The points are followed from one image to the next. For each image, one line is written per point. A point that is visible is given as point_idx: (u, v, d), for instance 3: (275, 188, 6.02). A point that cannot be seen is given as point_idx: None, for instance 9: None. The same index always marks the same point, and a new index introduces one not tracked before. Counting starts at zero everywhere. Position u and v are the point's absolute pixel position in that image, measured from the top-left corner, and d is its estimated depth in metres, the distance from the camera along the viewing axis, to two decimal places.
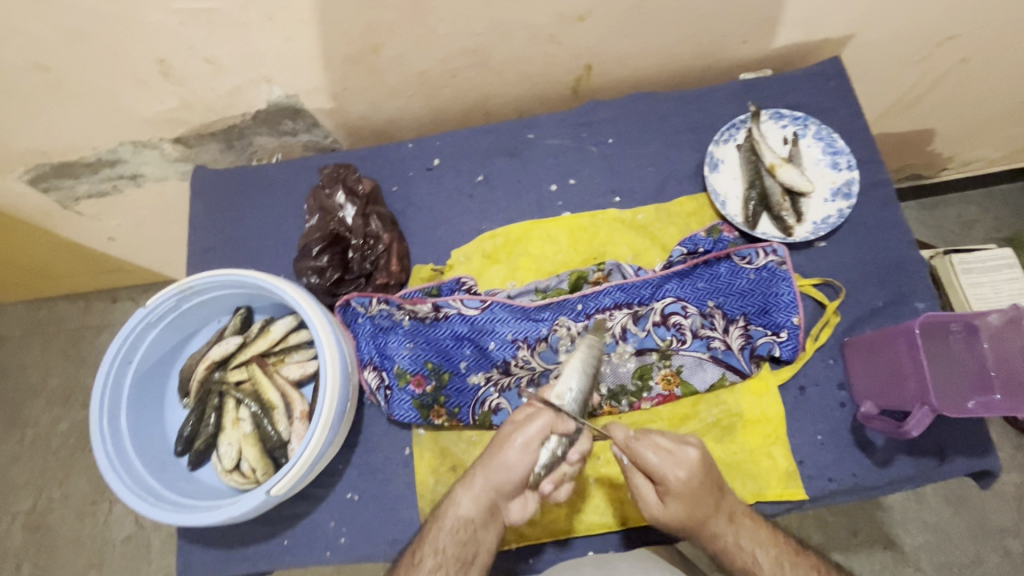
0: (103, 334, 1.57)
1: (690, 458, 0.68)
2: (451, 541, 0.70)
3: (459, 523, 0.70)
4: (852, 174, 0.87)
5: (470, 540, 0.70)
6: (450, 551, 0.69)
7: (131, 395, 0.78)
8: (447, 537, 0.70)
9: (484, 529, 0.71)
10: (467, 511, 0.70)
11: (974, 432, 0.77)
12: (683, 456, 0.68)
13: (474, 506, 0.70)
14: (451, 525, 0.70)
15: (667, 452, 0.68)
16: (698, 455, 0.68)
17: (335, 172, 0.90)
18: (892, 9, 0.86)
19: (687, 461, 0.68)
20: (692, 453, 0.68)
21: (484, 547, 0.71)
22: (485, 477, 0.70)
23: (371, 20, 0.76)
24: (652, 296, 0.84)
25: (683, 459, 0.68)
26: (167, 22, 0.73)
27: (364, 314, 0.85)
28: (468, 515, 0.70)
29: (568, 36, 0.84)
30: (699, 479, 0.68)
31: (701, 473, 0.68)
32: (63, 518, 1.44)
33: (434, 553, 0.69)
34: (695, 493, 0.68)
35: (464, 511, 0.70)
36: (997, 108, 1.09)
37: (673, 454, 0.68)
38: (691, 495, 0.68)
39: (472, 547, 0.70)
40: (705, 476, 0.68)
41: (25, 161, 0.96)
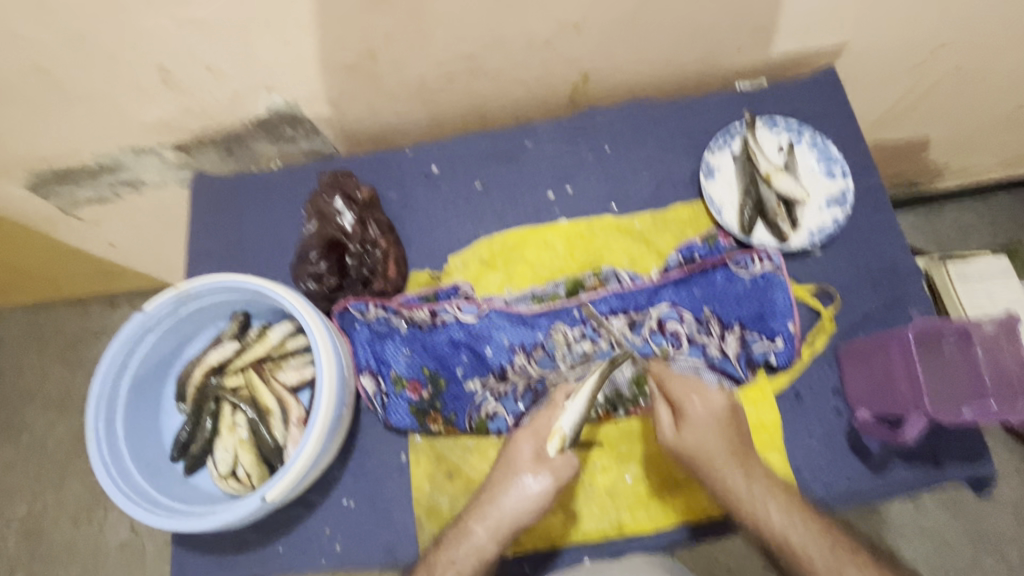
0: (101, 339, 1.57)
1: (713, 399, 0.74)
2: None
3: (477, 560, 0.70)
4: (846, 181, 0.88)
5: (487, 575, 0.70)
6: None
7: (128, 400, 0.78)
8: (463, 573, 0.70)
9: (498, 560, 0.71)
10: (482, 542, 0.71)
11: (968, 437, 0.77)
12: (699, 395, 0.74)
13: (492, 542, 0.71)
14: (469, 565, 0.70)
15: (697, 394, 0.74)
16: (724, 400, 0.74)
17: (334, 179, 0.91)
18: (885, 19, 0.87)
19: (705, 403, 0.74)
20: (712, 399, 0.74)
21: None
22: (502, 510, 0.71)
23: (369, 28, 0.77)
24: (648, 302, 0.85)
25: (703, 402, 0.74)
26: (167, 29, 0.74)
27: (362, 321, 0.85)
28: (485, 552, 0.70)
29: (565, 44, 0.85)
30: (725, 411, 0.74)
31: (726, 413, 0.74)
32: (58, 524, 1.43)
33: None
34: (717, 426, 0.73)
35: (488, 553, 0.71)
36: (991, 116, 1.10)
37: (703, 393, 0.74)
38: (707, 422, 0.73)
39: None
40: (724, 422, 0.73)
41: (25, 166, 0.97)
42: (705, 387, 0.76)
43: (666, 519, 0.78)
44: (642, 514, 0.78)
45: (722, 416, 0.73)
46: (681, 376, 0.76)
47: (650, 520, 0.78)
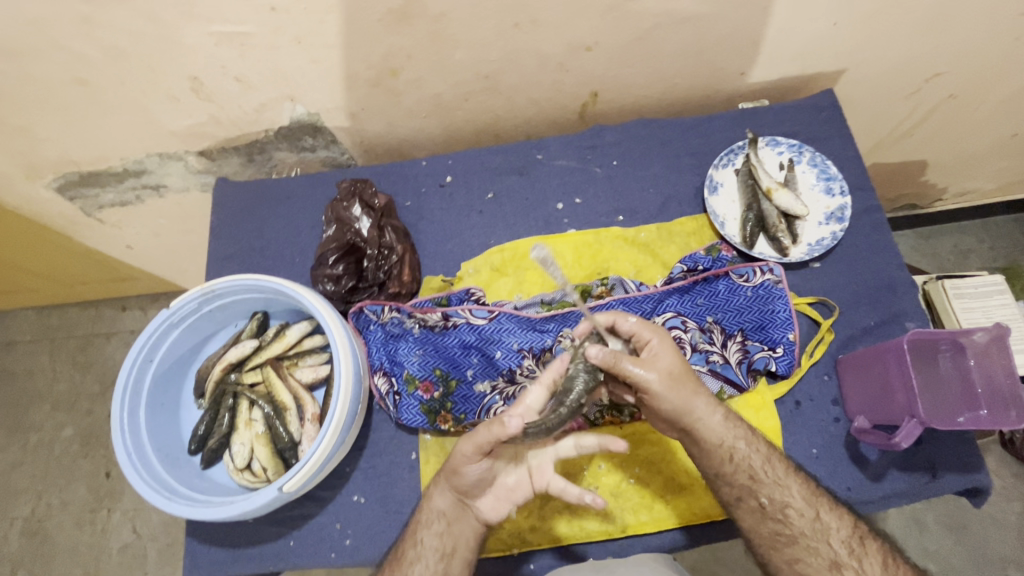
0: (111, 341, 1.60)
1: (665, 344, 0.71)
2: (429, 535, 0.72)
3: (436, 517, 0.73)
4: (845, 199, 0.91)
5: (447, 534, 0.72)
6: (429, 544, 0.71)
7: (150, 394, 0.81)
8: (424, 531, 0.72)
9: (457, 523, 0.73)
10: (438, 505, 0.73)
11: (964, 448, 0.79)
12: (661, 347, 0.70)
13: (437, 495, 0.74)
14: (428, 516, 0.73)
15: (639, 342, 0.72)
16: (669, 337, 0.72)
17: (352, 187, 0.94)
18: (881, 47, 0.91)
19: (663, 347, 0.71)
20: (665, 340, 0.71)
21: (462, 541, 0.72)
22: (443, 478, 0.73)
23: (392, 46, 0.81)
24: (653, 311, 0.88)
25: (658, 346, 0.71)
26: (203, 43, 0.78)
27: (376, 321, 0.89)
28: (440, 508, 0.73)
29: (576, 64, 0.89)
30: (680, 363, 0.70)
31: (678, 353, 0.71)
32: (61, 525, 1.44)
33: (415, 545, 0.72)
34: (684, 376, 0.70)
35: (436, 505, 0.73)
36: (985, 141, 1.14)
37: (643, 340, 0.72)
38: (672, 388, 0.69)
39: (451, 539, 0.72)
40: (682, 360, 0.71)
41: (55, 169, 1.01)
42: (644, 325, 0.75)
43: (671, 521, 0.79)
44: (647, 516, 0.80)
45: (676, 378, 0.69)
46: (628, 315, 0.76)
47: (654, 522, 0.80)
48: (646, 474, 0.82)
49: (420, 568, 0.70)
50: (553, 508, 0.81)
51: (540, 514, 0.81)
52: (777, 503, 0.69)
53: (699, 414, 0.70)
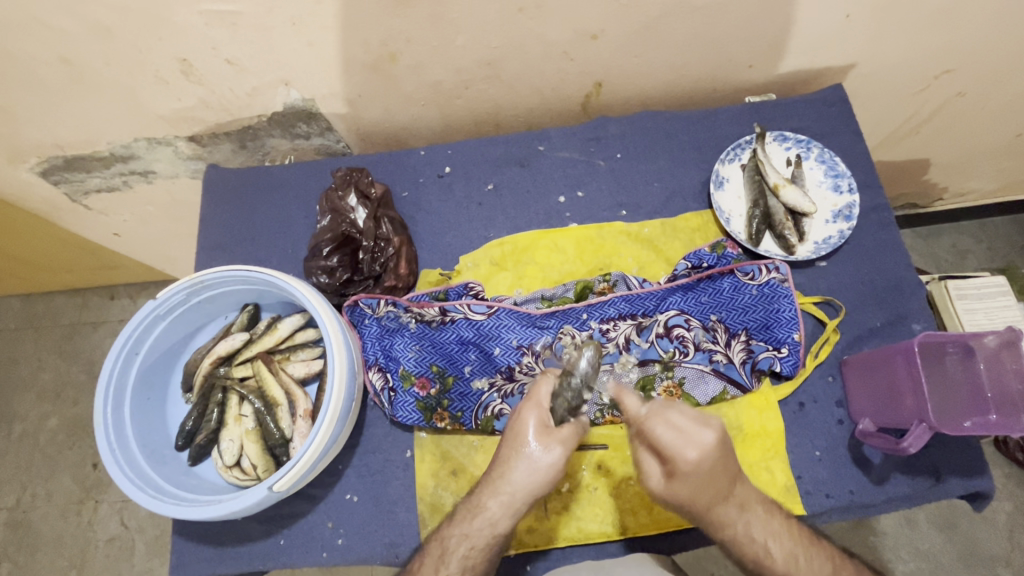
0: (98, 331, 1.56)
1: (705, 441, 0.65)
2: (469, 548, 0.70)
3: (490, 534, 0.70)
4: (853, 197, 0.90)
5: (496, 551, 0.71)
6: (474, 563, 0.70)
7: (136, 388, 0.78)
8: (466, 546, 0.70)
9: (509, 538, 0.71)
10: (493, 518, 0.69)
11: (968, 452, 0.78)
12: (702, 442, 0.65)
13: (505, 517, 0.69)
14: (481, 540, 0.70)
15: (680, 430, 0.66)
16: (716, 440, 0.65)
17: (348, 175, 0.91)
18: (892, 42, 0.89)
19: (701, 443, 0.65)
20: (708, 438, 0.65)
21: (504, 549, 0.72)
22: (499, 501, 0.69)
23: (390, 29, 0.78)
24: (655, 308, 0.86)
25: (697, 440, 0.65)
26: (192, 21, 0.75)
27: (371, 315, 0.86)
28: (498, 527, 0.70)
29: (581, 53, 0.86)
30: (712, 461, 0.65)
31: (714, 455, 0.65)
32: (46, 516, 1.41)
33: (460, 565, 0.69)
34: (709, 476, 0.65)
35: (500, 527, 0.70)
36: (992, 141, 1.12)
37: (687, 433, 0.65)
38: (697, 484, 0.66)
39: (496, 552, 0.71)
40: (719, 463, 0.66)
41: (39, 153, 0.97)
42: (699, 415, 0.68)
43: (670, 523, 0.78)
44: (646, 518, 0.79)
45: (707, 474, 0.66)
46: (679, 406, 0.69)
47: (653, 524, 0.78)
48: None
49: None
50: (551, 510, 0.80)
51: (538, 514, 0.79)
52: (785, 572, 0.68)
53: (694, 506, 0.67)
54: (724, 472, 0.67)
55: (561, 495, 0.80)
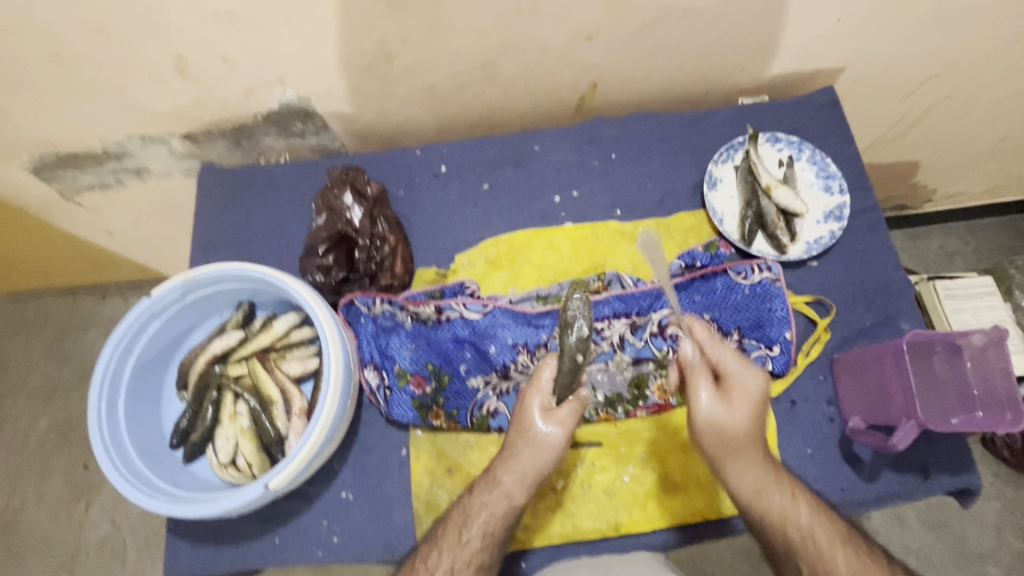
0: (90, 330, 1.55)
1: (752, 388, 0.69)
2: (487, 517, 0.70)
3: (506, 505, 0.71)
4: (844, 198, 0.91)
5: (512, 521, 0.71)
6: (492, 531, 0.70)
7: (130, 386, 0.78)
8: (486, 515, 0.70)
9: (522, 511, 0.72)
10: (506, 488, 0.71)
11: (956, 449, 0.80)
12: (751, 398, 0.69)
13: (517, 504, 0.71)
14: (501, 510, 0.71)
15: (734, 384, 0.69)
16: (760, 389, 0.69)
17: (343, 175, 0.91)
18: (882, 46, 0.91)
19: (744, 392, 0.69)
20: (758, 389, 0.69)
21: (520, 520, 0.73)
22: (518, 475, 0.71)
23: (387, 29, 0.78)
24: (650, 307, 0.86)
25: (741, 390, 0.69)
26: (188, 19, 0.75)
27: (367, 314, 0.86)
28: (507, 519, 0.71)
29: (576, 54, 0.87)
30: (755, 409, 0.69)
31: (759, 401, 0.70)
32: (37, 518, 1.40)
33: (482, 532, 0.70)
34: (756, 427, 0.69)
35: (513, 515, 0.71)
36: (979, 144, 1.14)
37: (739, 385, 0.69)
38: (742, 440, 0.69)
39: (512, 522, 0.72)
40: (759, 413, 0.70)
41: (31, 151, 0.97)
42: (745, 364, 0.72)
43: (663, 520, 0.79)
44: (640, 515, 0.79)
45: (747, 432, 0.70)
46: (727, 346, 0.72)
47: (647, 521, 0.79)
48: (641, 472, 0.81)
49: (484, 552, 0.70)
50: (546, 507, 0.80)
51: (533, 512, 0.80)
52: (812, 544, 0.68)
53: (751, 468, 0.69)
54: (763, 429, 0.71)
55: (556, 493, 0.81)
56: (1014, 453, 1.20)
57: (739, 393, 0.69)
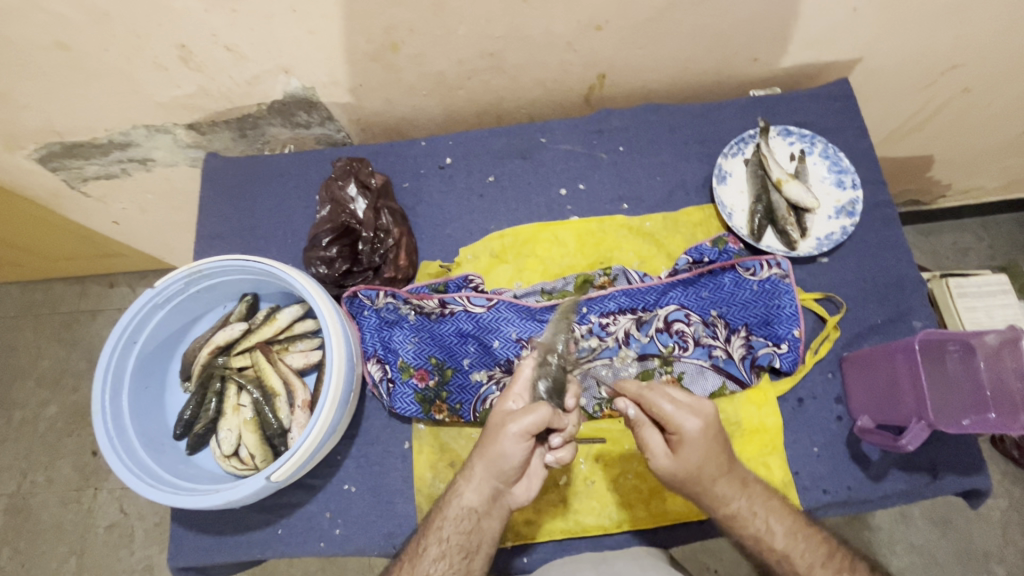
0: (97, 319, 1.56)
1: (706, 411, 0.65)
2: (456, 531, 0.68)
3: (465, 513, 0.69)
4: (857, 193, 0.89)
5: (474, 530, 0.69)
6: (453, 541, 0.68)
7: (134, 375, 0.78)
8: (451, 528, 0.69)
9: (487, 519, 0.69)
10: (471, 502, 0.69)
11: (966, 449, 0.78)
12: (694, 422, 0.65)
13: (478, 494, 0.69)
14: (461, 517, 0.69)
15: (682, 404, 0.66)
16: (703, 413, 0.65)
17: (348, 165, 0.90)
18: (899, 37, 0.88)
19: (700, 414, 0.65)
20: (708, 407, 0.66)
21: (488, 538, 0.69)
22: (489, 467, 0.68)
23: (392, 18, 0.77)
24: (655, 303, 0.86)
25: (697, 411, 0.65)
26: (192, 8, 0.74)
27: (371, 307, 0.86)
28: (476, 508, 0.69)
29: (584, 44, 0.85)
30: (715, 429, 0.65)
31: (717, 422, 0.66)
32: (46, 503, 1.42)
33: (439, 542, 0.68)
34: (713, 446, 0.65)
35: (482, 507, 0.70)
36: (996, 139, 1.12)
37: (688, 406, 0.65)
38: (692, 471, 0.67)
39: (477, 536, 0.69)
40: (720, 430, 0.66)
41: (36, 139, 0.96)
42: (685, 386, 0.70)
43: (665, 517, 0.78)
44: (643, 512, 0.79)
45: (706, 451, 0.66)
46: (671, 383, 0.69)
47: (648, 519, 0.78)
48: (645, 469, 0.80)
49: (445, 566, 0.67)
50: (548, 502, 0.80)
51: (537, 507, 0.80)
52: (778, 553, 0.68)
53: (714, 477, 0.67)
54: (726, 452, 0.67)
55: (558, 488, 0.81)
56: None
57: (686, 421, 0.64)
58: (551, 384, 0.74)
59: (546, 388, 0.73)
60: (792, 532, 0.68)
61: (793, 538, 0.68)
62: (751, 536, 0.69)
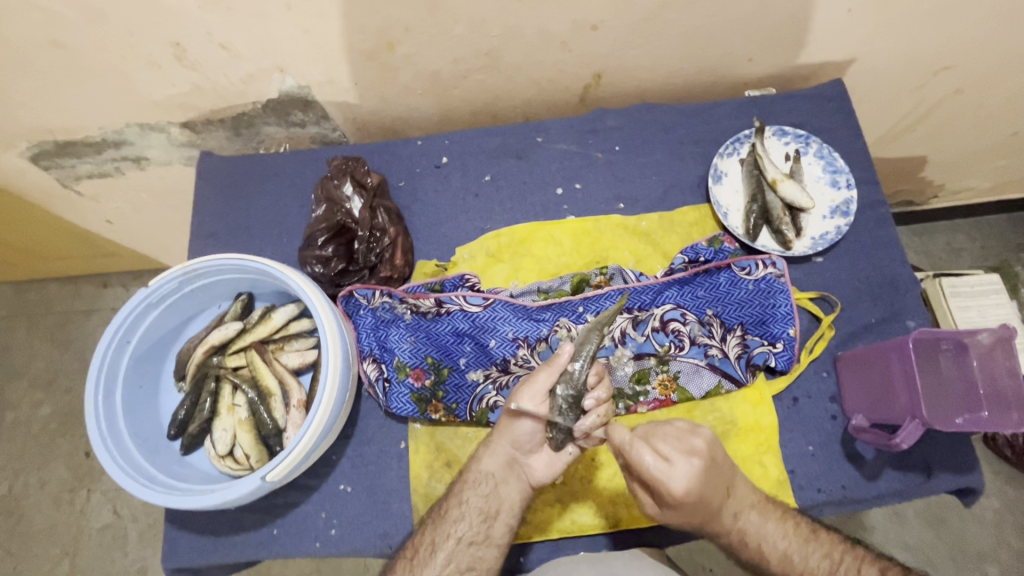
0: (91, 319, 1.55)
1: (690, 470, 0.65)
2: (475, 495, 0.72)
3: (485, 479, 0.73)
4: (851, 193, 0.89)
5: (493, 496, 0.73)
6: (473, 505, 0.72)
7: (128, 375, 0.77)
8: (471, 492, 0.73)
9: (505, 485, 0.73)
10: (489, 467, 0.73)
11: (959, 448, 0.79)
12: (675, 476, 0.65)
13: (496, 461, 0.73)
14: (484, 485, 0.73)
15: (663, 460, 0.66)
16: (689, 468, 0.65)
17: (343, 164, 0.90)
18: (892, 38, 0.89)
19: (684, 474, 0.65)
20: (693, 465, 0.66)
21: (507, 504, 0.73)
22: (506, 436, 0.74)
23: (388, 16, 0.77)
24: (651, 302, 0.86)
25: (681, 471, 0.65)
26: (186, 5, 0.73)
27: (367, 306, 0.86)
28: (496, 476, 0.73)
29: (581, 43, 0.85)
30: (699, 489, 0.65)
31: (700, 483, 0.65)
32: (38, 505, 1.41)
33: (460, 504, 0.72)
34: (698, 504, 0.66)
35: (500, 477, 0.73)
36: (989, 140, 1.12)
37: (671, 463, 0.66)
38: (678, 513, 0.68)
39: (495, 502, 0.73)
40: (704, 491, 0.66)
41: (29, 137, 0.96)
42: (687, 427, 0.70)
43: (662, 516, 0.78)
44: (639, 510, 0.79)
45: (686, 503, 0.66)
46: (664, 431, 0.69)
47: (644, 518, 0.78)
48: None
49: (466, 527, 0.71)
50: (545, 501, 0.80)
51: (534, 506, 0.80)
52: (779, 558, 0.69)
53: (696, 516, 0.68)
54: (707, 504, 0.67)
55: (555, 487, 0.80)
56: (1015, 451, 1.20)
57: (669, 481, 0.65)
58: (569, 395, 0.70)
59: (563, 398, 0.70)
60: (793, 538, 0.70)
61: (789, 562, 0.69)
62: (753, 554, 0.70)
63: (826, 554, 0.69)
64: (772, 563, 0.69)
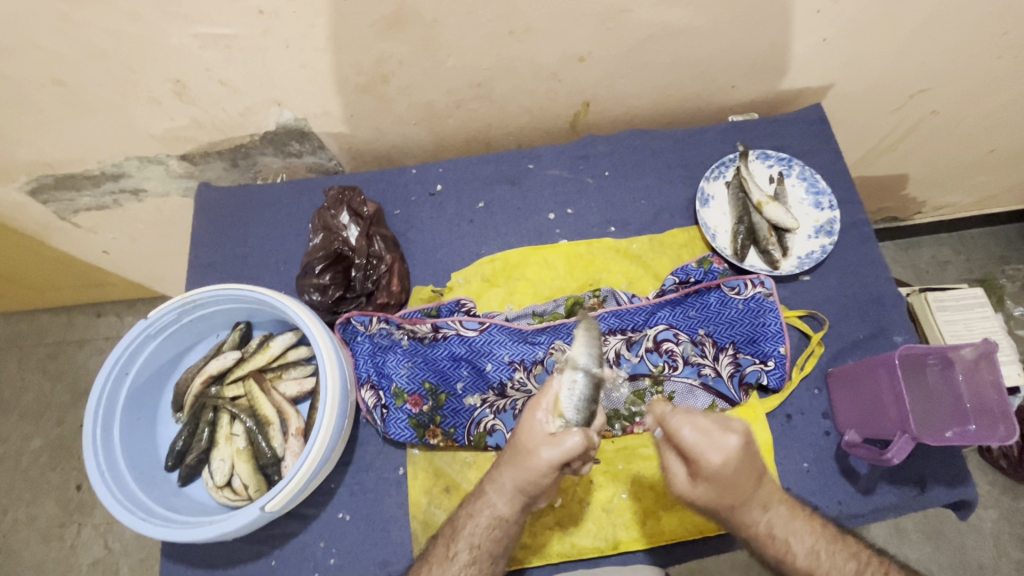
0: (83, 349, 1.54)
1: (730, 444, 0.64)
2: (486, 537, 0.71)
3: (495, 522, 0.71)
4: (834, 213, 0.92)
5: (503, 536, 0.72)
6: (484, 548, 0.71)
7: (126, 406, 0.78)
8: (481, 535, 0.71)
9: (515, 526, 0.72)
10: (502, 512, 0.71)
11: (952, 462, 0.80)
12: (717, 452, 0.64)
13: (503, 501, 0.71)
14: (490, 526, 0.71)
15: (705, 434, 0.65)
16: (739, 443, 0.64)
17: (340, 194, 0.92)
18: (866, 64, 0.93)
19: (725, 449, 0.64)
20: (734, 439, 0.65)
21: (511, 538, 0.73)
22: (516, 480, 0.69)
23: (383, 52, 0.80)
24: (645, 323, 0.87)
25: (722, 444, 0.64)
26: (187, 44, 0.76)
27: (363, 332, 0.87)
28: (504, 513, 0.71)
29: (569, 74, 0.89)
30: (736, 464, 0.65)
31: (740, 459, 0.64)
32: (27, 541, 1.38)
33: (470, 548, 0.71)
34: (732, 481, 0.65)
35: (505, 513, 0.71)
36: (965, 157, 1.16)
37: (712, 438, 0.64)
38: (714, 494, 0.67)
39: (503, 542, 0.72)
40: (744, 467, 0.65)
41: (28, 172, 0.97)
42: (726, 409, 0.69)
43: (662, 538, 0.78)
44: (638, 532, 0.79)
45: (724, 483, 0.66)
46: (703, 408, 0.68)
47: (645, 540, 0.79)
48: (638, 488, 0.81)
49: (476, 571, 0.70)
50: (544, 525, 0.80)
51: (532, 531, 0.80)
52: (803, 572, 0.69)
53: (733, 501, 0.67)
54: (744, 483, 0.66)
55: (554, 511, 0.81)
56: (1010, 462, 1.21)
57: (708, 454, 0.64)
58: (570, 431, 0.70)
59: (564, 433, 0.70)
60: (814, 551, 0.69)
61: (815, 558, 0.69)
62: (775, 562, 0.71)
63: (853, 554, 0.70)
64: (797, 562, 0.69)
